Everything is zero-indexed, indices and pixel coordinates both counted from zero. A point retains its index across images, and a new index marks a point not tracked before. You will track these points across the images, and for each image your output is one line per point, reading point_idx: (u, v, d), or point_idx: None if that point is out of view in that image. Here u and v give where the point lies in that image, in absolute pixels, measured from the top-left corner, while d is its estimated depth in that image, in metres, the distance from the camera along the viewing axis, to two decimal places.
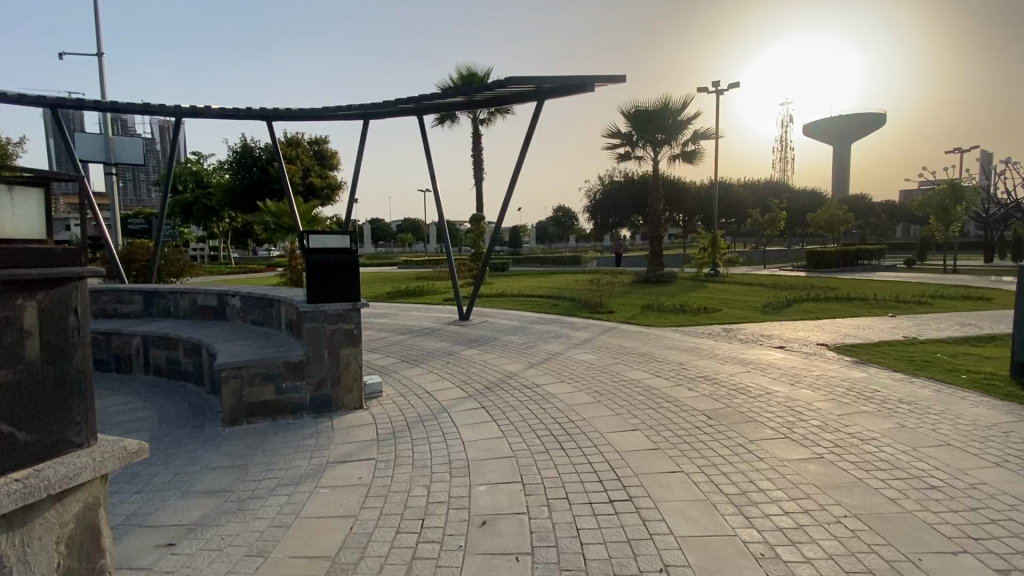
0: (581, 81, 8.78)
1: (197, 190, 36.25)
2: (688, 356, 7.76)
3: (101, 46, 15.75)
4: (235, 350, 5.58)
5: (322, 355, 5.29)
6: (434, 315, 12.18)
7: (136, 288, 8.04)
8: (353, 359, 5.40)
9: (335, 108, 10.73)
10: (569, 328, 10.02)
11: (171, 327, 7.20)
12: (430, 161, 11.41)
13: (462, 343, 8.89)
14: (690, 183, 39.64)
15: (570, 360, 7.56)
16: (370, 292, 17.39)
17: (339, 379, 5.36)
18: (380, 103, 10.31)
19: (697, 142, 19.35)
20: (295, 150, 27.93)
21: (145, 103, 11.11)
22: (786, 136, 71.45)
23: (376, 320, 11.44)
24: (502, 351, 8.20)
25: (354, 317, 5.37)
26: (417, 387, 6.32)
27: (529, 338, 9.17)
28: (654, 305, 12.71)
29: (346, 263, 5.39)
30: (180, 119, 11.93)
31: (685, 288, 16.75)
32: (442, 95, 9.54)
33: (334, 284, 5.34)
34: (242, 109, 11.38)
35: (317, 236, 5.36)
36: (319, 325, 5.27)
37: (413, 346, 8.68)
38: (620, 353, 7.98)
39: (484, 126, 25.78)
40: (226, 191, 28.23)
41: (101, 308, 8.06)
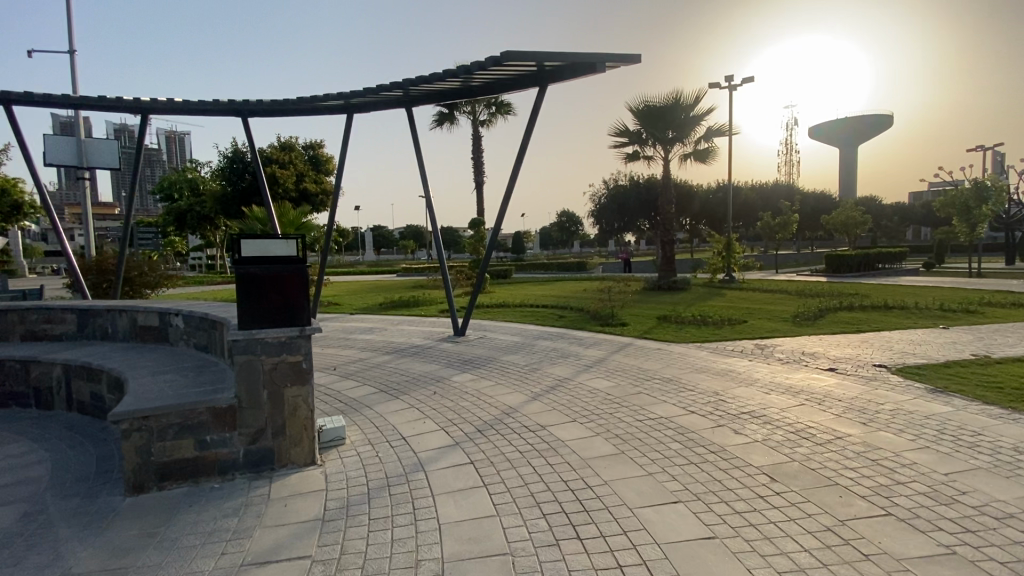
0: (590, 61, 7.51)
1: (191, 197, 35.17)
2: (724, 382, 6.44)
3: (70, 41, 14.57)
4: (151, 388, 4.32)
5: (261, 398, 4.06)
6: (426, 330, 10.89)
7: (68, 305, 6.72)
8: (302, 402, 4.19)
9: (313, 99, 9.52)
10: (578, 346, 8.68)
11: (102, 353, 5.91)
12: (420, 159, 10.22)
13: (454, 365, 7.62)
14: (698, 186, 38.40)
15: (584, 389, 6.23)
16: (361, 303, 16.11)
17: (283, 428, 4.13)
18: (361, 92, 9.11)
19: (711, 139, 18.07)
20: (288, 154, 26.92)
21: (104, 97, 9.90)
22: (791, 139, 70.35)
23: (361, 337, 10.21)
24: (500, 376, 6.93)
25: (302, 347, 4.15)
26: (391, 429, 5.06)
27: (533, 358, 7.85)
28: (672, 316, 11.37)
29: (295, 274, 4.21)
30: (145, 115, 10.72)
31: (700, 295, 15.47)
32: (429, 80, 8.28)
33: (273, 302, 4.09)
34: (210, 102, 10.19)
35: (253, 240, 4.09)
36: (254, 358, 4.04)
37: (395, 371, 7.38)
38: (641, 379, 6.68)
39: (484, 128, 24.55)
40: (217, 198, 27.20)
41: (27, 329, 6.72)
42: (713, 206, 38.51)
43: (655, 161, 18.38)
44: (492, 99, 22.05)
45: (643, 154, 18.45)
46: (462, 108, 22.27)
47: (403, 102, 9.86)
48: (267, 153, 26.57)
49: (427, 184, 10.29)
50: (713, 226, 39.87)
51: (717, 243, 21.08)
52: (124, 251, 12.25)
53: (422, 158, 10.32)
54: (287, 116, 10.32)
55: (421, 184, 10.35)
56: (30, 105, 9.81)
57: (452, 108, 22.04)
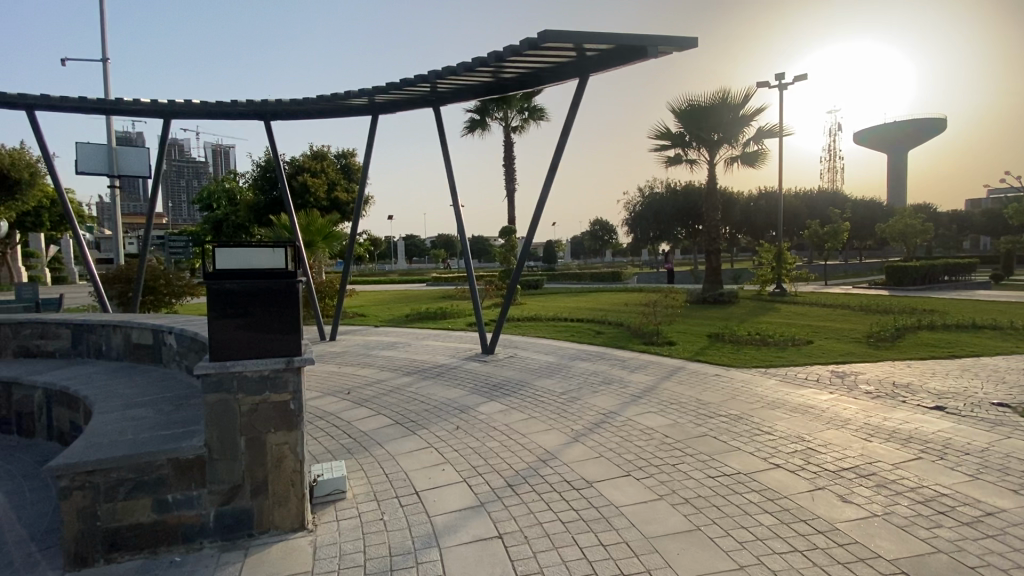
0: (638, 44, 6.54)
1: (227, 206, 35.71)
2: (808, 423, 5.26)
3: (104, 50, 14.57)
4: (113, 428, 3.57)
5: (237, 448, 3.24)
6: (451, 347, 10.01)
7: (63, 319, 6.15)
8: (288, 452, 3.34)
9: (335, 98, 8.90)
10: (621, 370, 7.60)
11: (87, 376, 5.27)
12: (448, 161, 9.46)
13: (480, 391, 6.68)
14: (740, 194, 36.55)
15: (634, 429, 5.15)
16: (387, 314, 15.43)
17: (265, 484, 3.30)
18: (384, 89, 8.43)
19: (761, 140, 16.70)
20: (319, 163, 26.82)
21: (124, 100, 9.57)
22: (835, 145, 67.21)
23: (382, 354, 9.43)
24: (533, 406, 5.94)
25: (290, 383, 3.31)
26: (402, 479, 4.15)
27: (570, 385, 6.84)
28: (725, 335, 10.12)
29: (282, 291, 3.37)
30: (167, 119, 10.36)
31: (751, 311, 14.14)
32: (456, 73, 7.48)
33: (253, 326, 3.27)
34: (232, 104, 9.70)
35: (231, 249, 3.29)
36: (229, 397, 3.21)
37: (413, 397, 6.49)
38: (703, 416, 5.56)
39: (516, 134, 23.72)
40: (250, 207, 27.31)
41: (21, 344, 6.19)
42: (756, 214, 36.55)
43: (698, 165, 17.12)
44: (525, 103, 21.24)
45: (686, 158, 17.23)
46: (494, 113, 21.54)
47: (429, 99, 9.09)
48: (300, 162, 26.57)
49: (455, 188, 9.51)
50: (755, 235, 37.86)
51: (766, 253, 19.59)
52: (144, 260, 11.92)
53: (450, 160, 9.53)
54: (310, 118, 9.73)
55: (448, 189, 9.55)
56: (53, 110, 9.55)
57: (483, 113, 21.33)
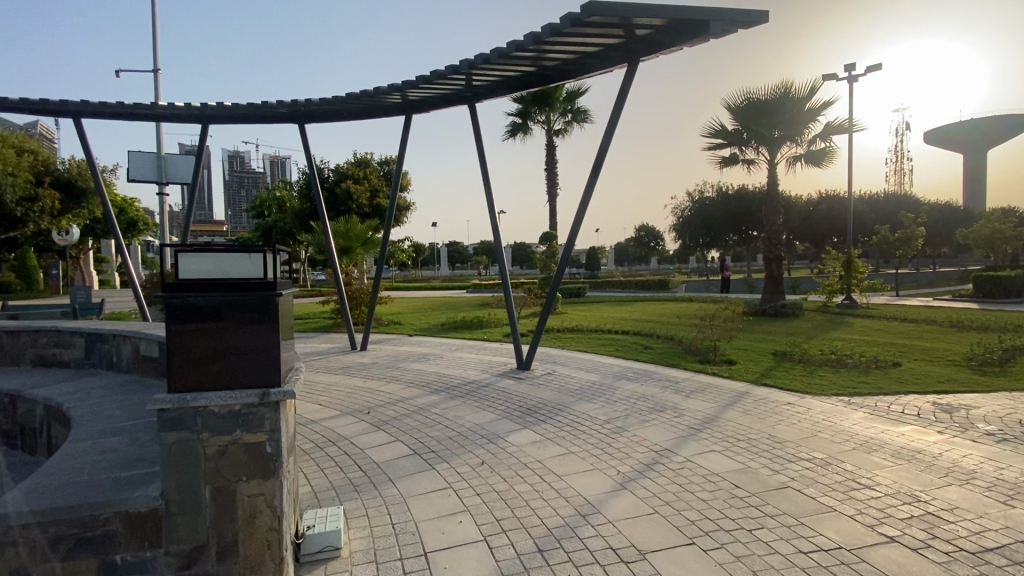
0: (699, 19, 5.62)
1: (277, 213, 36.75)
2: (920, 477, 4.17)
3: (155, 61, 14.95)
4: (72, 465, 3.01)
5: (200, 501, 2.60)
6: (484, 360, 9.30)
7: (77, 327, 5.85)
8: (263, 504, 2.69)
9: (365, 96, 8.43)
10: (674, 394, 6.63)
11: (89, 391, 4.85)
12: (484, 160, 8.82)
13: (513, 415, 5.91)
14: (799, 197, 34.15)
15: (696, 475, 4.23)
16: (423, 322, 14.94)
17: (234, 546, 2.65)
18: (416, 85, 7.88)
19: (830, 136, 15.17)
20: (363, 169, 26.98)
21: (162, 105, 9.50)
22: (904, 145, 62.44)
23: (411, 367, 8.84)
24: (573, 438, 5.11)
25: (267, 420, 2.69)
26: (410, 533, 3.43)
27: (616, 411, 5.95)
28: (793, 354, 8.88)
29: (258, 306, 2.74)
30: (204, 124, 10.26)
31: (820, 325, 12.69)
32: (491, 63, 6.80)
33: (224, 347, 2.67)
34: (265, 106, 9.46)
35: (197, 255, 2.69)
36: (192, 437, 2.60)
37: (437, 420, 5.79)
38: (781, 460, 4.56)
39: (559, 137, 22.92)
40: (296, 214, 27.81)
41: (38, 353, 5.95)
42: (816, 220, 34.02)
43: (757, 165, 15.74)
44: (568, 105, 20.43)
45: (742, 158, 15.91)
46: (535, 117, 20.84)
47: (464, 95, 8.49)
48: (344, 169, 26.80)
49: (490, 189, 8.85)
50: (816, 242, 35.24)
51: (833, 261, 17.88)
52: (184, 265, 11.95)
53: (485, 160, 8.87)
54: (341, 117, 9.32)
55: (484, 191, 8.89)
56: (97, 116, 9.59)
57: (525, 116, 20.69)
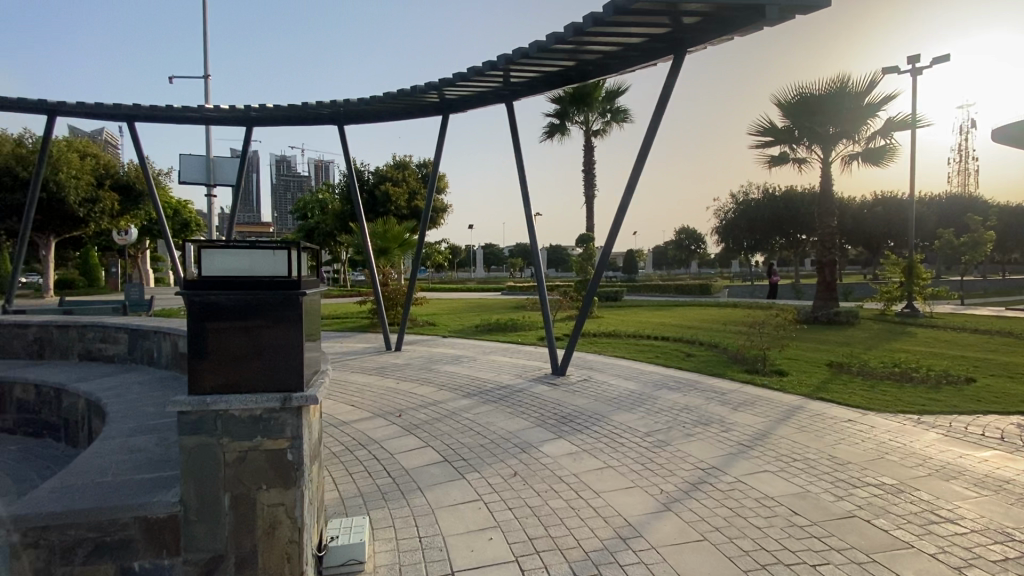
0: (754, 4, 5.22)
1: (319, 215, 37.78)
2: (1013, 513, 3.64)
3: (206, 67, 15.51)
4: (99, 464, 2.96)
5: (220, 508, 2.48)
6: (518, 364, 9.07)
7: (121, 323, 5.99)
8: (283, 515, 2.54)
9: (402, 95, 8.38)
10: (720, 406, 6.20)
11: (128, 387, 4.91)
12: (521, 159, 8.60)
13: (547, 423, 5.64)
14: (853, 199, 32.37)
15: (748, 499, 3.85)
16: (457, 323, 14.87)
17: (253, 558, 2.51)
18: (454, 83, 7.75)
19: (891, 133, 14.17)
20: (401, 172, 27.33)
21: (209, 108, 9.75)
22: (970, 144, 58.43)
23: (444, 369, 8.71)
24: (612, 451, 4.79)
25: (288, 426, 2.54)
26: (437, 548, 3.22)
27: (658, 423, 5.59)
28: (852, 366, 8.22)
29: (281, 306, 2.61)
30: (249, 126, 10.48)
31: (879, 334, 11.81)
32: (530, 58, 6.59)
33: (245, 349, 2.55)
34: (305, 108, 9.57)
35: (221, 252, 2.59)
36: (212, 441, 2.48)
37: (468, 426, 5.60)
38: (844, 484, 4.11)
39: (597, 138, 22.48)
40: (337, 215, 28.45)
41: (86, 347, 6.14)
42: (871, 223, 32.15)
43: (809, 165, 14.89)
44: (608, 105, 20.00)
45: (793, 157, 15.08)
46: (574, 117, 20.52)
47: (502, 93, 8.31)
48: (383, 172, 27.21)
49: (527, 189, 8.63)
50: (871, 246, 33.27)
51: (893, 266, 16.71)
52: None
53: (522, 159, 8.66)
54: (379, 118, 9.32)
55: (521, 190, 8.68)
56: (149, 120, 9.97)
57: (563, 117, 20.38)
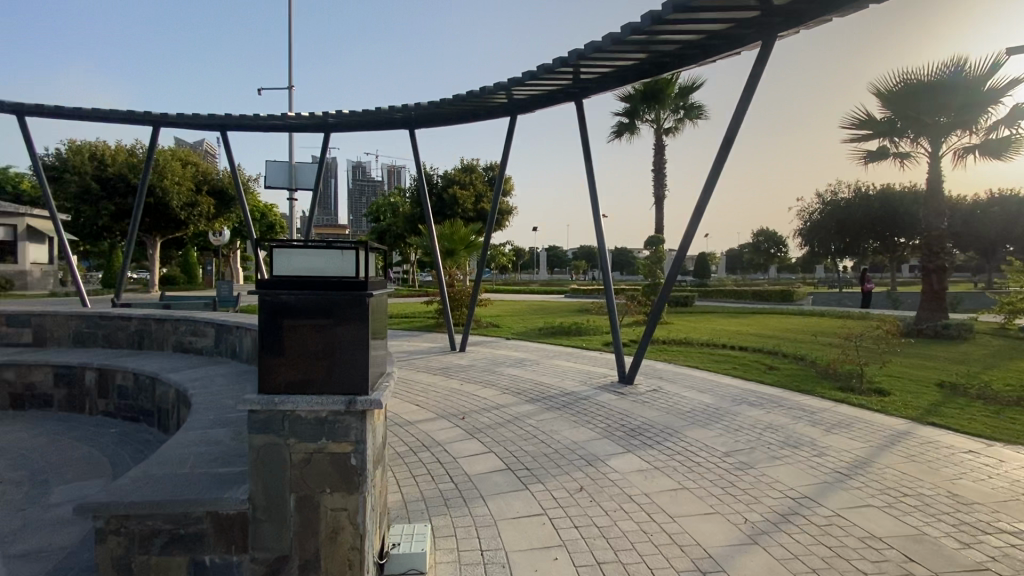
0: None
1: (391, 217, 39.30)
2: None
3: (290, 79, 16.51)
4: (180, 455, 3.07)
5: (286, 508, 2.47)
6: (583, 370, 8.78)
7: (209, 318, 6.40)
8: (346, 520, 2.49)
9: (471, 97, 8.38)
10: (810, 427, 5.60)
11: (212, 379, 5.19)
12: (590, 158, 8.32)
13: (615, 435, 5.34)
14: (963, 198, 28.87)
15: (849, 537, 3.38)
16: (521, 326, 14.77)
17: (316, 561, 2.48)
18: (523, 83, 7.63)
19: (1018, 121, 12.38)
20: (468, 174, 27.75)
21: (291, 116, 10.28)
22: None
23: (508, 372, 8.60)
24: (687, 470, 4.42)
25: (353, 430, 2.49)
26: (499, 565, 3.06)
27: (738, 442, 5.12)
28: (969, 388, 7.18)
29: (348, 307, 2.56)
30: (326, 132, 10.96)
31: (1000, 352, 10.32)
32: (603, 52, 6.32)
33: (313, 349, 2.53)
34: (378, 113, 9.85)
35: (292, 252, 2.58)
36: (280, 442, 2.47)
37: (532, 434, 5.42)
38: (970, 529, 3.51)
39: (669, 136, 21.59)
40: (407, 217, 29.39)
41: (179, 339, 6.61)
42: (985, 225, 28.52)
43: (913, 160, 13.37)
44: (681, 101, 19.12)
45: (894, 152, 13.60)
46: (644, 115, 19.82)
47: (572, 91, 8.08)
48: (451, 175, 27.76)
49: (596, 189, 8.34)
50: (986, 251, 29.50)
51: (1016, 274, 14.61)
52: None
53: (591, 158, 8.37)
54: (449, 120, 9.40)
55: (590, 191, 8.39)
56: (239, 129, 10.68)
57: (633, 115, 19.74)
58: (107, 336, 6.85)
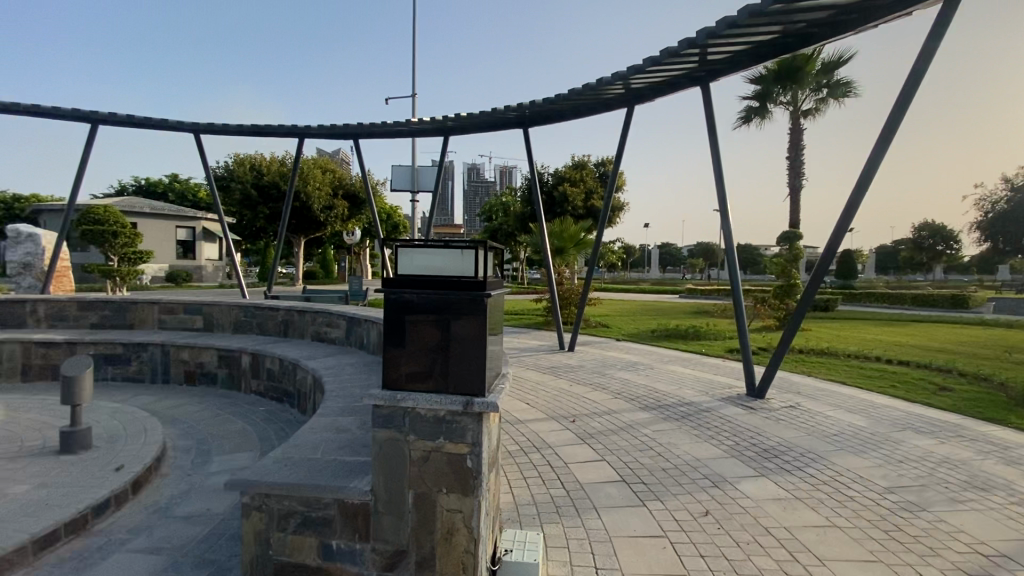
0: None
1: (502, 216, 40.34)
2: None
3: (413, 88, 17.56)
4: (313, 440, 3.29)
5: (405, 504, 2.50)
6: (704, 378, 8.12)
7: (341, 311, 6.98)
8: (461, 523, 2.46)
9: (586, 91, 8.13)
10: (1005, 466, 4.53)
11: (342, 368, 5.62)
12: (716, 148, 7.63)
13: (744, 455, 4.80)
14: None
15: None
16: (633, 327, 14.18)
17: (432, 559, 2.48)
18: (643, 71, 7.20)
19: None
20: (580, 171, 27.41)
21: (414, 122, 10.87)
22: None
23: (620, 375, 8.24)
24: (837, 505, 3.79)
25: (469, 432, 2.44)
26: None
27: (903, 477, 4.30)
28: None
29: (467, 308, 2.52)
30: (445, 135, 11.42)
31: None
32: (738, 29, 5.70)
33: (433, 349, 2.53)
34: (494, 113, 10.00)
35: (415, 251, 2.60)
36: (401, 438, 2.50)
37: (648, 444, 5.07)
38: None
39: (806, 120, 19.27)
40: (518, 215, 29.90)
41: (316, 330, 7.31)
42: None
43: None
44: (823, 79, 16.93)
45: None
46: (777, 98, 17.90)
47: (697, 76, 7.46)
48: (562, 173, 27.62)
49: (722, 182, 7.63)
50: None
51: None
52: None
53: (718, 148, 7.66)
54: (563, 116, 9.24)
55: (716, 183, 7.69)
56: (369, 137, 11.57)
57: (763, 99, 17.94)
58: (260, 324, 7.80)
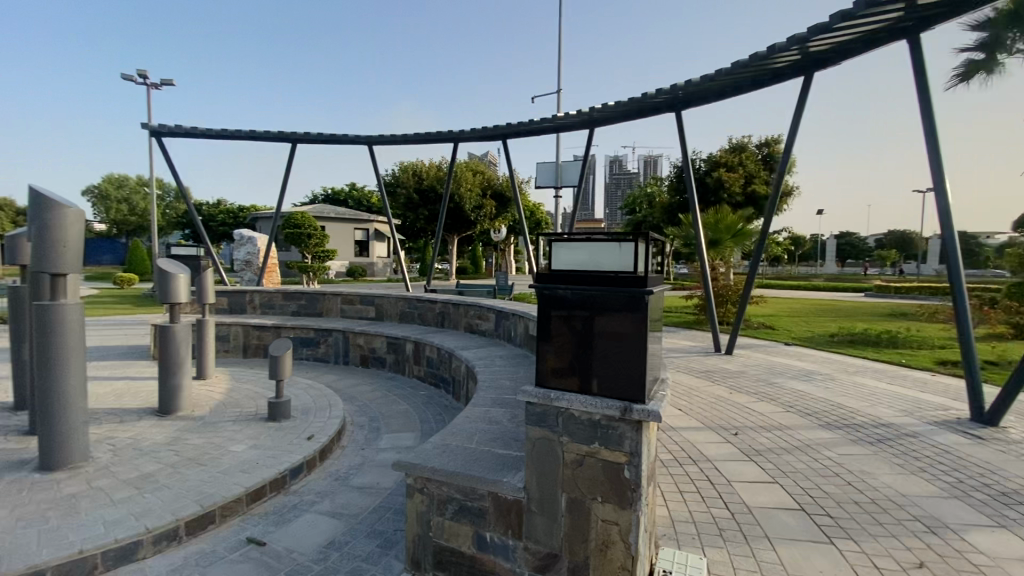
0: None
1: (648, 208, 38.67)
2: None
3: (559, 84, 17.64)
4: (468, 429, 3.40)
5: (557, 507, 2.41)
6: (904, 395, 6.71)
7: (491, 305, 7.26)
8: (617, 535, 2.30)
9: (752, 64, 7.25)
10: None
11: (492, 360, 5.83)
12: (929, 113, 6.19)
13: (972, 498, 3.79)
14: None
15: None
16: (804, 329, 12.42)
17: (586, 568, 2.36)
18: (828, 32, 6.14)
19: None
20: (738, 155, 24.92)
21: (560, 117, 10.86)
22: None
23: (790, 385, 7.23)
24: None
25: (627, 440, 2.27)
26: None
27: None
28: None
29: (625, 306, 2.32)
30: (591, 128, 11.20)
31: None
32: None
33: (588, 347, 2.40)
34: (643, 100, 9.50)
35: (570, 244, 2.50)
36: (554, 438, 2.43)
37: (832, 470, 4.30)
38: None
39: None
40: (665, 207, 28.33)
41: (468, 322, 7.73)
42: None
43: None
44: None
45: None
46: None
47: (903, 26, 6.13)
48: (716, 158, 25.37)
49: (937, 154, 6.17)
50: None
51: None
52: None
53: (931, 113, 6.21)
54: (724, 94, 8.37)
55: (929, 156, 6.24)
56: (517, 135, 11.87)
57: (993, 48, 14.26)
58: (420, 315, 8.51)
